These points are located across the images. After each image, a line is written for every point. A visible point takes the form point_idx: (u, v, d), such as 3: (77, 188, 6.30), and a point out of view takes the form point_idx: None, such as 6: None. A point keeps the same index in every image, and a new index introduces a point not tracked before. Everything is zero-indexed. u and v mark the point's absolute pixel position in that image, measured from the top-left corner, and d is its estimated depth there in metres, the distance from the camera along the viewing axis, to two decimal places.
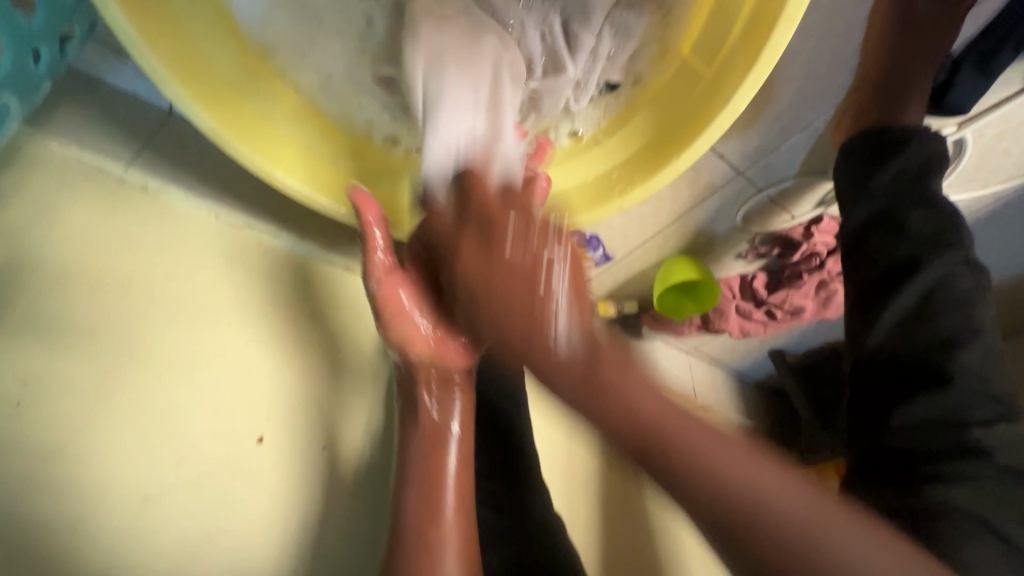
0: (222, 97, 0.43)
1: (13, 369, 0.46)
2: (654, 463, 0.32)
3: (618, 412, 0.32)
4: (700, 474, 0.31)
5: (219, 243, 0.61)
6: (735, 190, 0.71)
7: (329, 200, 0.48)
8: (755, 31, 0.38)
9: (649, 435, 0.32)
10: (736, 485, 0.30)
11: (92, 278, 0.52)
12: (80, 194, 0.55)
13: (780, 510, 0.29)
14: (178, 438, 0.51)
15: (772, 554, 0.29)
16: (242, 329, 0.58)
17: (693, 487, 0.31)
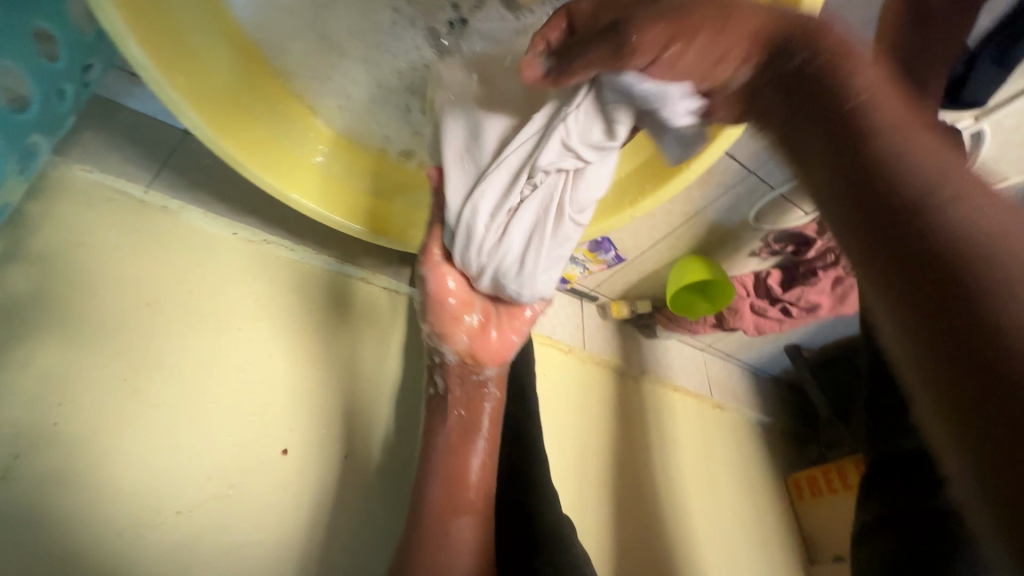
0: (238, 122, 0.44)
1: (49, 390, 0.48)
2: (888, 212, 0.26)
3: (913, 170, 0.27)
4: (944, 222, 0.25)
5: (239, 259, 0.62)
6: (746, 189, 0.71)
7: (344, 218, 0.49)
8: None
9: (909, 187, 0.26)
10: (984, 223, 0.24)
11: (119, 300, 0.54)
12: (106, 216, 0.57)
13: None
14: (205, 452, 0.52)
15: (1000, 305, 0.22)
16: (264, 343, 0.60)
17: (975, 271, 0.23)
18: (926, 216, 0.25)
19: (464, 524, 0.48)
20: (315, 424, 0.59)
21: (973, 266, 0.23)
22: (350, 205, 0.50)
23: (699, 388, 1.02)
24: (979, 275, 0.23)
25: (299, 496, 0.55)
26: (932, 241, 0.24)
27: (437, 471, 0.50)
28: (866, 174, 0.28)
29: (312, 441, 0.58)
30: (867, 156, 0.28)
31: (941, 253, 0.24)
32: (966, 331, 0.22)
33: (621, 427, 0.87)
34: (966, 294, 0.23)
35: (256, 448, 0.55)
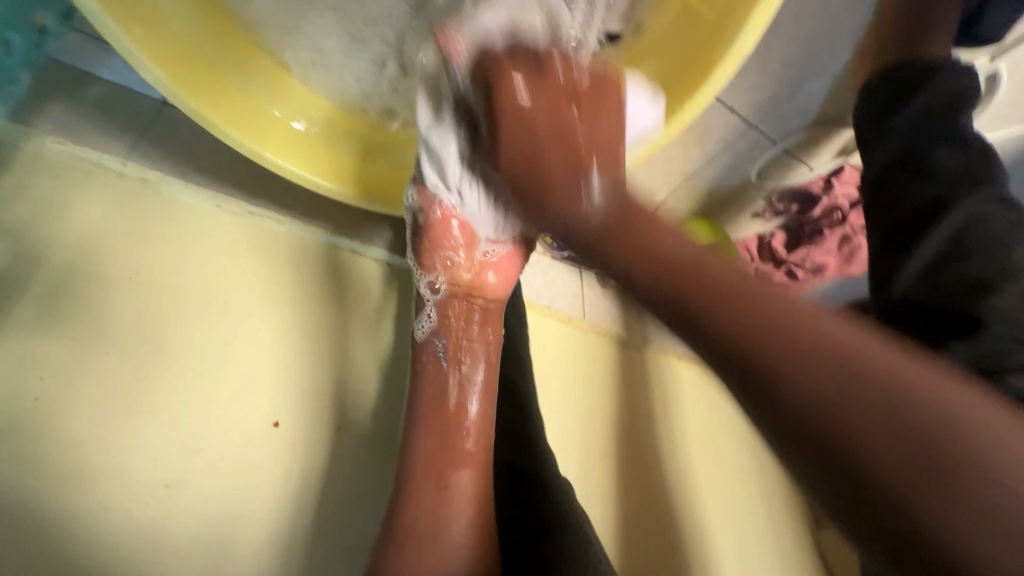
0: (205, 78, 0.41)
1: (29, 367, 0.47)
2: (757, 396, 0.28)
3: (776, 346, 0.28)
4: (868, 438, 0.25)
5: (223, 230, 0.61)
6: (748, 145, 0.68)
7: (323, 178, 0.47)
8: None
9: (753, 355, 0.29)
10: (897, 392, 0.26)
11: (101, 274, 0.53)
12: (82, 189, 0.55)
13: (957, 429, 0.24)
14: (194, 426, 0.52)
15: (880, 467, 0.24)
16: (252, 316, 0.58)
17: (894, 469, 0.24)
18: (846, 426, 0.25)
19: (463, 476, 0.47)
20: (308, 397, 0.58)
21: (905, 456, 0.24)
22: (329, 165, 0.48)
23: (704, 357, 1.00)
24: (866, 409, 0.25)
25: (292, 470, 0.55)
26: (814, 417, 0.26)
27: (422, 441, 0.47)
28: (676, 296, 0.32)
29: (305, 414, 0.57)
30: (702, 296, 0.31)
31: (804, 381, 0.27)
32: (876, 466, 0.24)
33: (624, 397, 0.85)
34: (903, 443, 0.24)
35: (247, 422, 0.54)
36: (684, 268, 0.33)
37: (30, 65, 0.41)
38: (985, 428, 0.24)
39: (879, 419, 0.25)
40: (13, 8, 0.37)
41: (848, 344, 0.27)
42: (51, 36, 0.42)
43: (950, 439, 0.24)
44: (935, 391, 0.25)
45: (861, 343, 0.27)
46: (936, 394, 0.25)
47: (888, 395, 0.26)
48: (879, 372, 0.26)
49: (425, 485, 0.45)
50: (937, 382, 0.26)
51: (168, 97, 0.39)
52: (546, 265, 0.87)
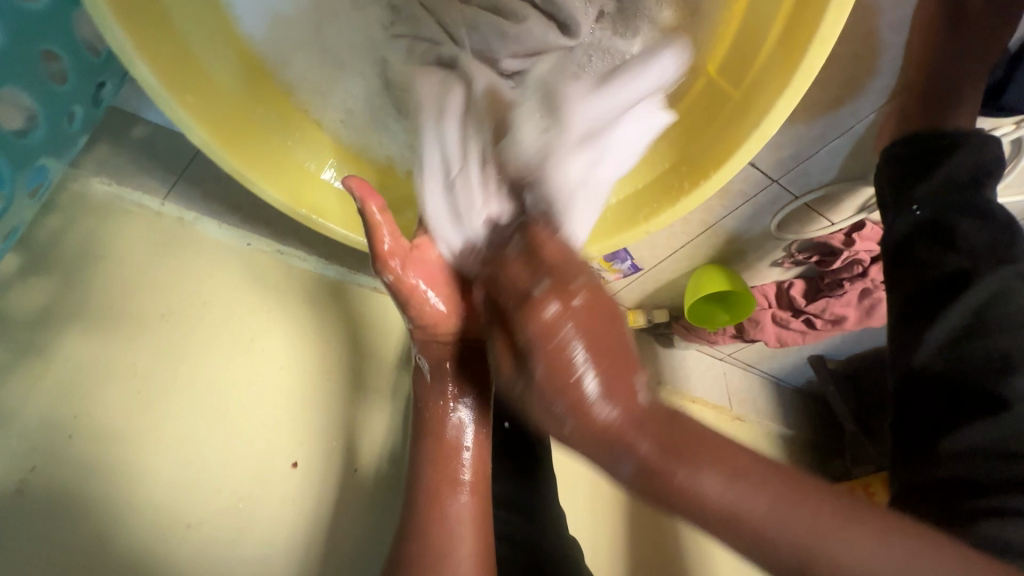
0: (248, 139, 0.44)
1: (65, 403, 0.49)
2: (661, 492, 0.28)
3: (706, 454, 0.29)
4: (722, 499, 0.28)
5: (252, 269, 0.63)
6: (769, 198, 0.69)
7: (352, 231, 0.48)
8: (787, 52, 0.35)
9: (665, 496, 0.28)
10: (735, 497, 0.28)
11: (133, 309, 0.55)
12: (124, 227, 0.58)
13: (836, 550, 0.26)
14: (213, 467, 0.53)
15: (803, 565, 0.27)
16: (274, 355, 0.60)
17: (783, 545, 0.27)
18: (803, 565, 0.27)
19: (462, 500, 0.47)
20: (325, 438, 0.59)
21: (792, 546, 0.27)
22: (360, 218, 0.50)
23: (718, 400, 0.99)
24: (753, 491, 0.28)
25: (305, 508, 0.56)
26: (748, 541, 0.27)
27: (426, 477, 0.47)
28: (670, 439, 0.29)
29: (319, 454, 0.58)
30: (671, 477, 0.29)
31: (782, 551, 0.27)
32: (787, 561, 0.27)
33: None
34: (774, 568, 0.27)
35: (261, 462, 0.55)
36: (591, 348, 0.29)
37: (86, 124, 0.44)
38: (852, 542, 0.27)
39: (784, 550, 0.27)
40: (74, 76, 0.40)
41: (782, 475, 0.29)
42: (107, 96, 0.45)
43: (824, 546, 0.27)
44: (824, 533, 0.27)
45: (688, 438, 0.29)
46: (812, 517, 0.27)
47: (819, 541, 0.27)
48: (714, 498, 0.28)
49: (433, 521, 0.46)
50: (813, 511, 0.27)
51: (212, 158, 0.41)
52: None
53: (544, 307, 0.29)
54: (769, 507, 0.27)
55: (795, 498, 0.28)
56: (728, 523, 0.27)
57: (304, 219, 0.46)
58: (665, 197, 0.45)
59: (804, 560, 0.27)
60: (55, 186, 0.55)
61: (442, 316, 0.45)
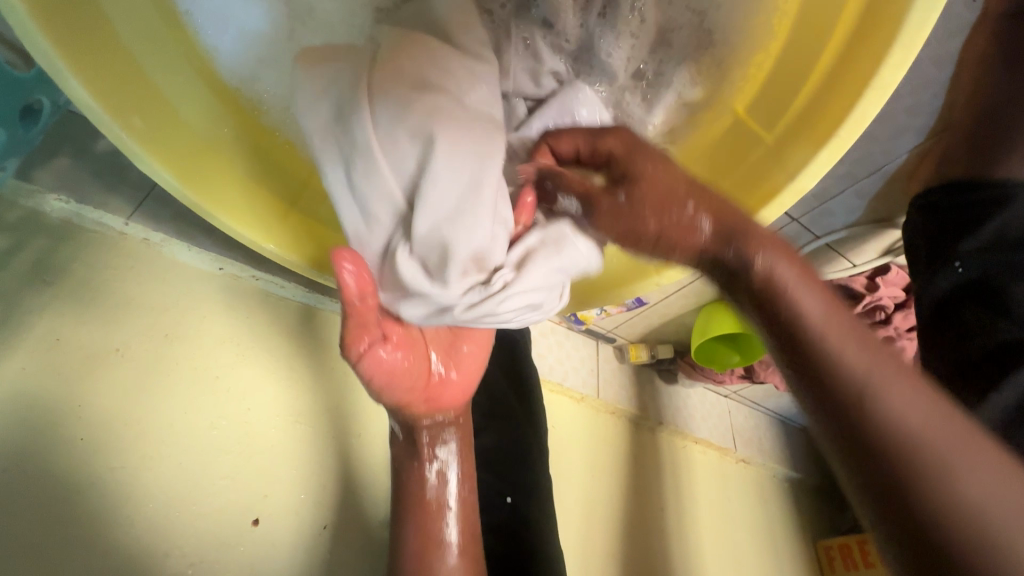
0: (211, 167, 0.39)
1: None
2: (877, 462, 0.27)
3: (885, 428, 0.28)
4: (881, 409, 0.28)
5: (225, 298, 0.58)
6: (788, 237, 0.63)
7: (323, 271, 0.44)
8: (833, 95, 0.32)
9: (911, 446, 0.27)
10: (913, 434, 0.27)
11: (84, 344, 0.48)
12: (81, 249, 0.51)
13: (896, 397, 0.28)
14: (164, 525, 0.48)
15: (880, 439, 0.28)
16: (244, 396, 0.55)
17: (857, 369, 0.30)
18: (875, 397, 0.29)
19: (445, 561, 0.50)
20: (292, 489, 0.55)
21: (906, 465, 0.26)
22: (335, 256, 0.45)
23: (722, 441, 0.94)
24: (850, 356, 0.31)
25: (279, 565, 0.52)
26: (901, 437, 0.27)
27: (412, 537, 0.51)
28: (871, 443, 0.28)
29: (287, 511, 0.54)
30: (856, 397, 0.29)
31: (846, 371, 0.30)
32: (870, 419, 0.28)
33: (635, 487, 0.80)
34: (867, 397, 0.29)
35: (222, 518, 0.50)
36: (923, 442, 0.27)
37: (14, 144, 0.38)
38: (908, 401, 0.28)
39: (832, 376, 0.30)
40: None
41: (871, 347, 0.31)
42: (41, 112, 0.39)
43: (953, 467, 0.26)
44: (905, 399, 0.28)
45: (936, 422, 0.27)
46: (925, 418, 0.28)
47: (931, 442, 0.27)
48: (900, 433, 0.27)
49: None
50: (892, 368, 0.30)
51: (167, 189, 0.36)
52: (562, 335, 0.82)
53: (704, 239, 0.35)
54: (907, 394, 0.29)
55: (847, 333, 0.31)
56: (887, 431, 0.27)
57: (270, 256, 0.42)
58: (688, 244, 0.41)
59: (876, 389, 0.29)
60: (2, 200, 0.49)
61: (443, 383, 0.46)
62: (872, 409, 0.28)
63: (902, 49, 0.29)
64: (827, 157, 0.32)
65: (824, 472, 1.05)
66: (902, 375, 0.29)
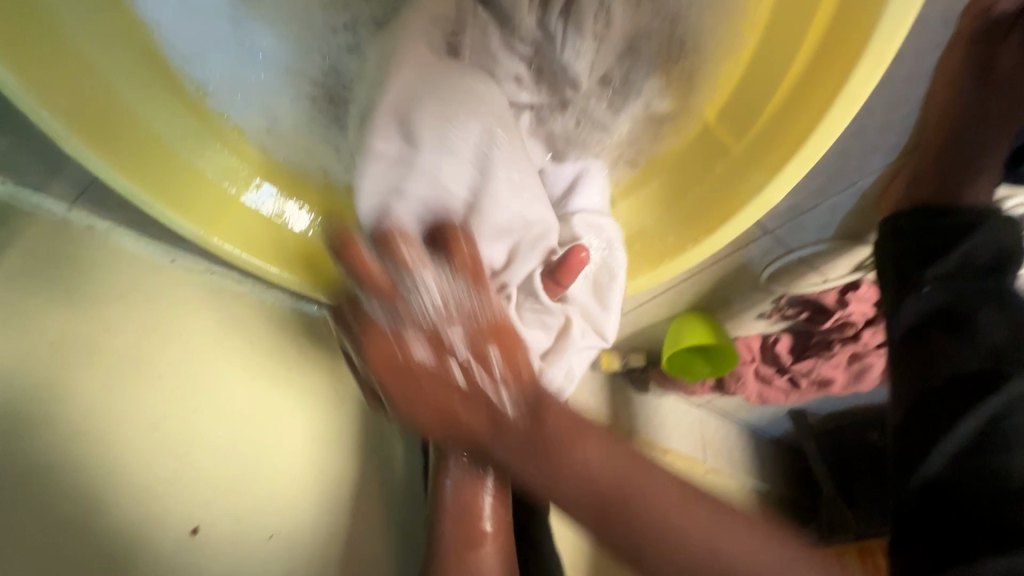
0: (151, 156, 0.38)
1: None
2: (650, 562, 0.34)
3: (682, 556, 0.33)
4: (693, 529, 0.34)
5: (176, 292, 0.55)
6: (760, 251, 0.62)
7: (275, 265, 0.42)
8: (803, 106, 0.31)
9: (698, 572, 0.33)
10: (712, 552, 0.33)
11: (14, 338, 0.44)
12: (16, 234, 0.47)
13: (690, 528, 0.34)
14: (92, 535, 0.44)
15: (676, 567, 0.33)
16: (194, 396, 0.53)
17: (660, 524, 0.33)
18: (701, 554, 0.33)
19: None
20: (234, 496, 0.52)
21: (709, 569, 0.33)
22: (294, 253, 0.44)
23: (692, 451, 0.93)
24: (569, 491, 0.34)
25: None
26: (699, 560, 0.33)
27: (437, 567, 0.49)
28: (638, 554, 0.33)
29: (233, 520, 0.51)
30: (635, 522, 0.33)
31: (608, 490, 0.34)
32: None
33: None
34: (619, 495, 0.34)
35: (161, 527, 0.47)
36: (707, 566, 0.33)
37: None
38: (694, 525, 0.34)
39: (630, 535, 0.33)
40: None
41: (684, 491, 0.35)
42: None
43: (660, 520, 0.33)
44: (678, 507, 0.34)
45: (709, 526, 0.34)
46: (679, 499, 0.34)
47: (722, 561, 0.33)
48: (706, 560, 0.33)
49: None
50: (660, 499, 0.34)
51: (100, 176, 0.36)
52: None
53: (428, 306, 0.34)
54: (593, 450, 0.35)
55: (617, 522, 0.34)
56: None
57: (218, 251, 0.40)
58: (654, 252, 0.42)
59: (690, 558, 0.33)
60: None
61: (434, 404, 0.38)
62: (655, 561, 0.33)
63: (869, 66, 0.28)
64: (792, 172, 0.32)
65: (794, 485, 1.05)
66: (654, 474, 0.35)
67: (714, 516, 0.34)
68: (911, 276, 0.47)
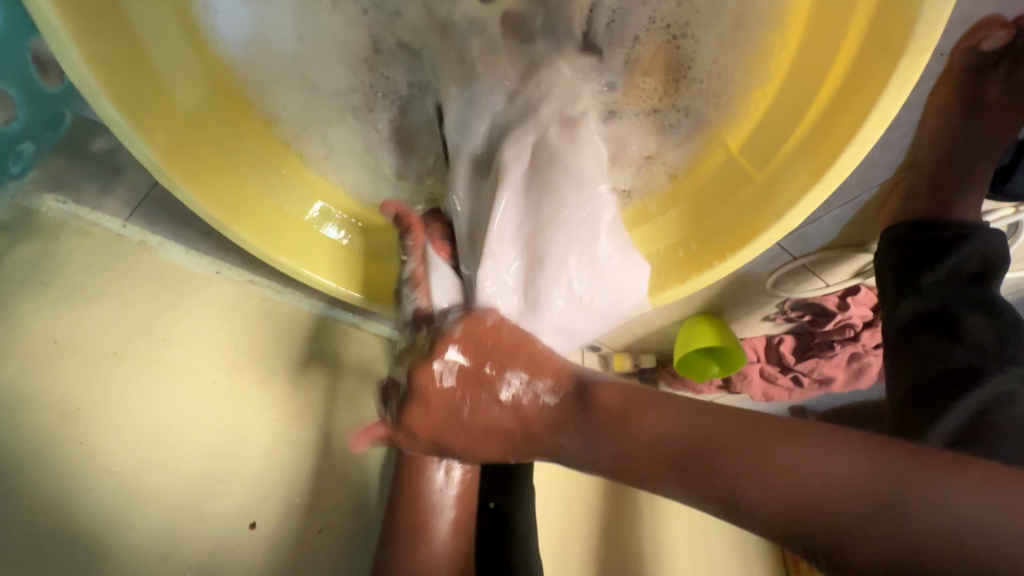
0: (212, 166, 0.41)
1: (25, 444, 0.45)
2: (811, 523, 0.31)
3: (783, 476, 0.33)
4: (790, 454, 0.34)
5: (227, 302, 0.59)
6: (766, 259, 0.66)
7: (354, 287, 0.49)
8: (828, 132, 0.38)
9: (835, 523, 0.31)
10: (803, 481, 0.32)
11: (90, 341, 0.50)
12: (84, 253, 0.52)
13: (914, 503, 0.29)
14: (161, 523, 0.49)
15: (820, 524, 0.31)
16: (251, 398, 0.57)
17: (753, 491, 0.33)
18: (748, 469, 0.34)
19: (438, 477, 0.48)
20: (284, 493, 0.56)
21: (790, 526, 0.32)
22: (362, 273, 0.51)
23: None
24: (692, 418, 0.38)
25: (292, 555, 0.55)
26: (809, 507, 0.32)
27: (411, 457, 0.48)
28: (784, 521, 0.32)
29: (283, 509, 0.55)
30: (794, 524, 0.32)
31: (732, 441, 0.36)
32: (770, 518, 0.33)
33: (613, 488, 0.83)
34: (880, 504, 0.30)
35: (223, 517, 0.52)
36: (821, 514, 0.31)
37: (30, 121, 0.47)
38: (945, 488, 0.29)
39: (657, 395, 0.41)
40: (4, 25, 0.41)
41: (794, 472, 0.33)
42: (51, 79, 0.47)
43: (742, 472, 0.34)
44: (788, 459, 0.33)
45: (882, 489, 0.30)
46: (866, 500, 0.30)
47: (816, 507, 0.31)
48: (842, 516, 0.31)
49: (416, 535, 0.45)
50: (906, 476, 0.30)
51: (199, 213, 0.40)
52: None
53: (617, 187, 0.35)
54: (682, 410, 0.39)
55: None
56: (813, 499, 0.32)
57: (303, 278, 0.46)
58: (654, 287, 0.50)
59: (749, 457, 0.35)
60: (18, 211, 0.51)
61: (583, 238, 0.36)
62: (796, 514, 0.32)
63: (887, 118, 0.35)
64: None
65: None
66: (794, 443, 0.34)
67: (856, 459, 0.32)
68: (907, 282, 0.53)
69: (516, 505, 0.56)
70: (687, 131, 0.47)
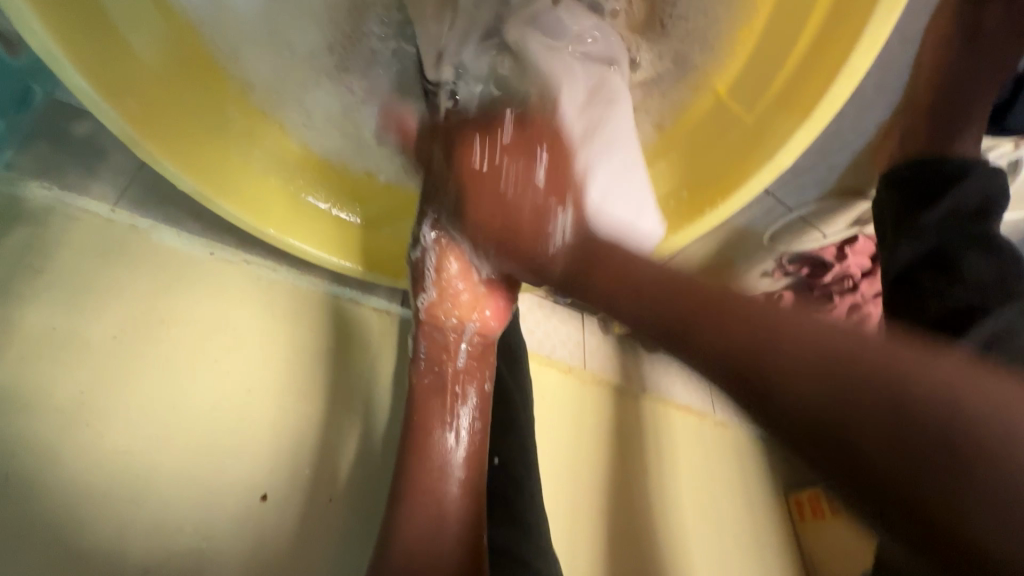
0: (191, 141, 0.41)
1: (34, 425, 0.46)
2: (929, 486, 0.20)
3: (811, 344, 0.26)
4: (897, 396, 0.23)
5: (222, 282, 0.59)
6: (762, 211, 0.66)
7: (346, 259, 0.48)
8: (817, 65, 0.37)
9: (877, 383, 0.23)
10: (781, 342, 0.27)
11: (88, 325, 0.50)
12: (75, 238, 0.52)
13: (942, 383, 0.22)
14: (172, 497, 0.50)
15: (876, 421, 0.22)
16: (253, 375, 0.58)
17: (786, 351, 0.26)
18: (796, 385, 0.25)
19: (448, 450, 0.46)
20: (292, 466, 0.57)
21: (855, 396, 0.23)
22: (355, 243, 0.50)
23: (702, 405, 0.99)
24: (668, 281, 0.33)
25: (303, 524, 0.56)
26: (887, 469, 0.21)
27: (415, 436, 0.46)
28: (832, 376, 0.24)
29: (292, 480, 0.56)
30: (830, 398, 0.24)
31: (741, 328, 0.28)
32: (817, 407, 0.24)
33: (620, 447, 0.85)
34: (956, 466, 0.20)
35: (233, 490, 0.53)
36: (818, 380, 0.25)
37: None
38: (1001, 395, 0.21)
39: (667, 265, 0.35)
40: None
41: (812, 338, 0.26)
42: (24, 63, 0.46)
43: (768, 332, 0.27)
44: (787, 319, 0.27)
45: (884, 353, 0.24)
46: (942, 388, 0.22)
47: (911, 381, 0.22)
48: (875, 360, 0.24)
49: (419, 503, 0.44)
50: (902, 351, 0.24)
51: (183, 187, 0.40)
52: (550, 310, 0.85)
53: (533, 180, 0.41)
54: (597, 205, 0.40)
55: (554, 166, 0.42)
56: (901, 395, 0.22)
57: (294, 249, 0.46)
58: None
59: (947, 417, 0.21)
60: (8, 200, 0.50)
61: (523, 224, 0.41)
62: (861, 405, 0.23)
63: (868, 40, 0.34)
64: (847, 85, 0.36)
65: None
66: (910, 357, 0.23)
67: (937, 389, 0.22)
68: (904, 224, 0.52)
69: (520, 459, 0.56)
70: (674, 80, 0.47)
